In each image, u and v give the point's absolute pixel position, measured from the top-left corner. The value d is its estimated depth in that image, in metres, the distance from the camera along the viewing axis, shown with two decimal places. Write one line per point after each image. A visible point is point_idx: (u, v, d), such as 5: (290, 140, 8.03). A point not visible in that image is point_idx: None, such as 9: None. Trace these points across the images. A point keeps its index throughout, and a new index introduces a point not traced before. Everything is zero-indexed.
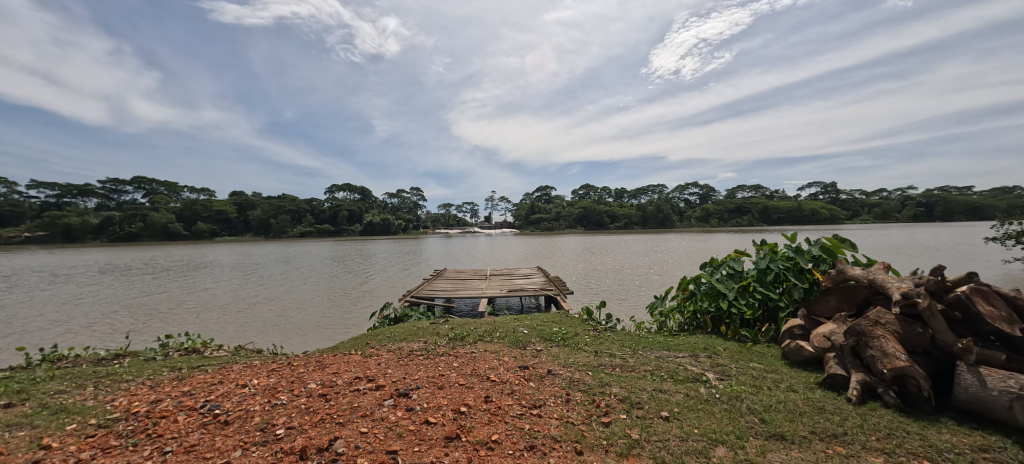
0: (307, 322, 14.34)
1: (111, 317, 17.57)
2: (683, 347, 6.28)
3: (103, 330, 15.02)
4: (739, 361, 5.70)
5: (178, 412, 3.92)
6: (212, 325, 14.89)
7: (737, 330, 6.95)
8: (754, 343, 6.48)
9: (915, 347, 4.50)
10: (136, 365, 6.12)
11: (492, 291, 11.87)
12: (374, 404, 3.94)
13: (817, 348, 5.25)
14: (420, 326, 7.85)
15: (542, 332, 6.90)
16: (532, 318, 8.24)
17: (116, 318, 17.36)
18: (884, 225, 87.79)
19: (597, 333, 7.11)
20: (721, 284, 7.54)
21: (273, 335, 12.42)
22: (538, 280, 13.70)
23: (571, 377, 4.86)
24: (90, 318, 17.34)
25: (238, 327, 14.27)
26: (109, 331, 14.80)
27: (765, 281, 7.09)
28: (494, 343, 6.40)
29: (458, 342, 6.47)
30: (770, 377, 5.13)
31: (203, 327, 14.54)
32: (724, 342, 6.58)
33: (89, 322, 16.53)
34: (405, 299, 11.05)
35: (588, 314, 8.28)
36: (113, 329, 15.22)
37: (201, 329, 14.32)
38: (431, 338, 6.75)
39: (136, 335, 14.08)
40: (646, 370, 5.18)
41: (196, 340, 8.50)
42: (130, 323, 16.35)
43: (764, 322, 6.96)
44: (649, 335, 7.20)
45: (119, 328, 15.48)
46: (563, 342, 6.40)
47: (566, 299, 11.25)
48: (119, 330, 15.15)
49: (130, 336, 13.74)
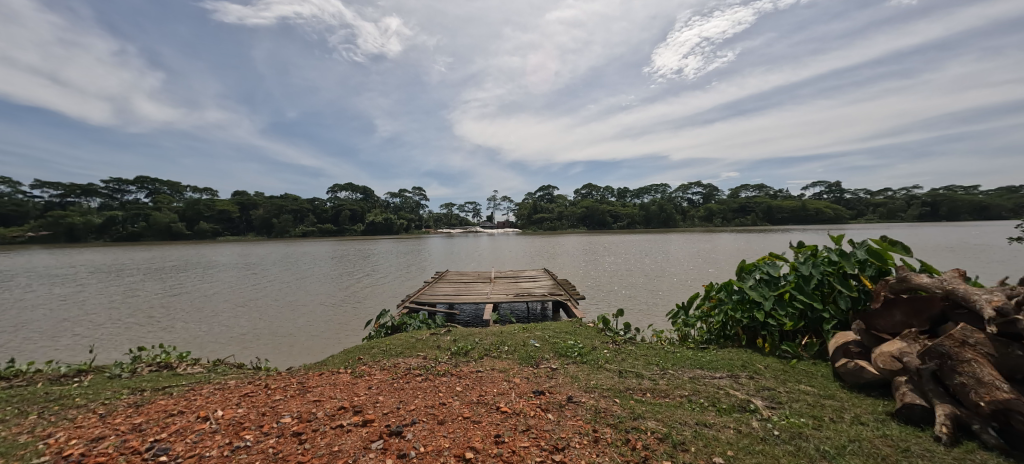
0: (298, 331, 13.35)
1: (95, 320, 16.78)
2: (719, 364, 5.51)
3: (80, 336, 14.13)
4: (788, 383, 4.93)
5: (118, 457, 3.17)
6: (195, 331, 13.92)
7: (776, 345, 6.14)
8: (797, 360, 5.70)
9: (1013, 372, 3.72)
10: (96, 385, 5.40)
11: (497, 295, 11.15)
12: (358, 448, 3.18)
13: (883, 370, 4.48)
14: (419, 337, 7.07)
15: (556, 346, 6.13)
16: (544, 328, 7.46)
17: (99, 321, 16.52)
18: (890, 225, 86.28)
19: (618, 347, 6.32)
20: (755, 291, 6.76)
21: (260, 347, 11.45)
22: (545, 283, 12.93)
23: (597, 407, 4.07)
24: (71, 321, 16.49)
25: (222, 335, 13.32)
26: (85, 337, 13.88)
27: (806, 288, 6.31)
28: (502, 359, 5.66)
29: (462, 358, 5.73)
30: (829, 404, 4.36)
31: (188, 334, 13.61)
32: (763, 358, 5.80)
33: (68, 326, 15.67)
34: (404, 305, 10.33)
35: (605, 323, 7.45)
36: (91, 334, 14.35)
37: (187, 336, 13.41)
38: (431, 353, 6.02)
39: (118, 340, 13.28)
40: (682, 397, 4.42)
41: (176, 352, 7.74)
42: (112, 326, 15.50)
43: (805, 335, 6.19)
44: (677, 349, 6.40)
45: (97, 332, 14.60)
46: (581, 358, 5.63)
47: (578, 305, 10.50)
48: (99, 334, 14.30)
49: (109, 343, 12.87)
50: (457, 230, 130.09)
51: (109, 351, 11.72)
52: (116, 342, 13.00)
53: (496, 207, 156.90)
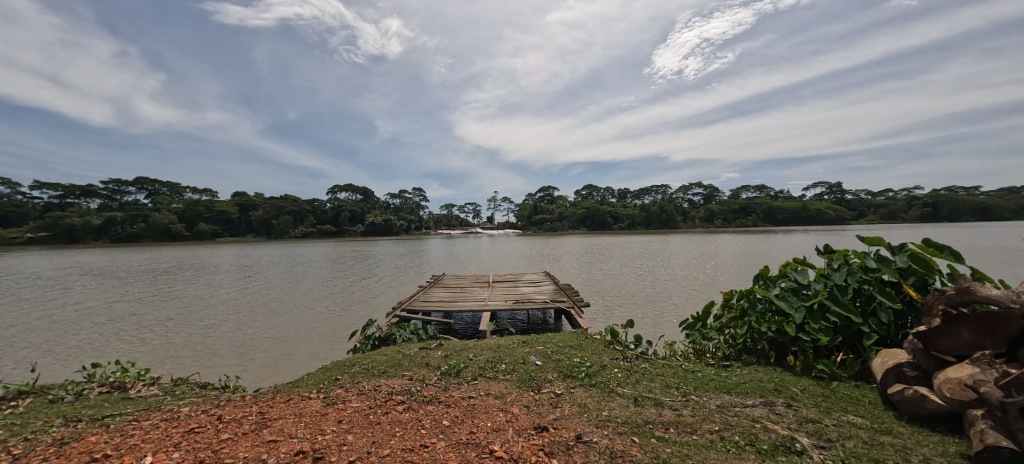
0: (275, 344, 12.01)
1: (66, 328, 15.59)
2: (748, 388, 4.79)
3: (43, 346, 12.93)
4: (833, 413, 4.21)
5: None
6: (165, 344, 12.62)
7: (811, 363, 5.40)
8: (837, 382, 4.96)
9: None
10: (30, 412, 4.65)
11: (496, 302, 10.36)
12: None
13: (951, 399, 3.76)
14: (407, 353, 6.32)
15: (560, 364, 5.41)
16: (545, 341, 6.70)
17: (71, 329, 15.33)
18: (891, 226, 85.37)
19: (629, 365, 5.59)
20: (784, 301, 6.00)
21: (229, 364, 10.12)
22: (546, 289, 12.20)
23: (612, 450, 3.34)
24: (40, 330, 15.27)
25: (193, 348, 12.02)
26: (48, 348, 12.67)
27: (842, 299, 5.59)
28: (499, 381, 4.95)
29: (454, 379, 5.04)
30: (889, 442, 3.64)
31: (157, 347, 12.34)
32: (797, 380, 5.09)
33: (35, 336, 14.45)
34: (393, 315, 9.52)
35: (613, 336, 6.71)
36: (54, 345, 13.13)
37: (155, 349, 12.13)
38: (419, 372, 5.33)
39: (81, 352, 12.09)
40: (712, 433, 3.70)
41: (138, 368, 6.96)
42: (81, 335, 14.28)
43: (841, 352, 5.48)
44: (696, 368, 5.69)
45: (62, 342, 13.40)
46: (589, 381, 4.91)
47: (582, 313, 9.75)
48: (64, 344, 13.12)
49: (70, 356, 11.67)
50: (457, 231, 129.37)
51: (67, 366, 10.55)
52: (77, 355, 11.79)
53: (496, 208, 156.44)
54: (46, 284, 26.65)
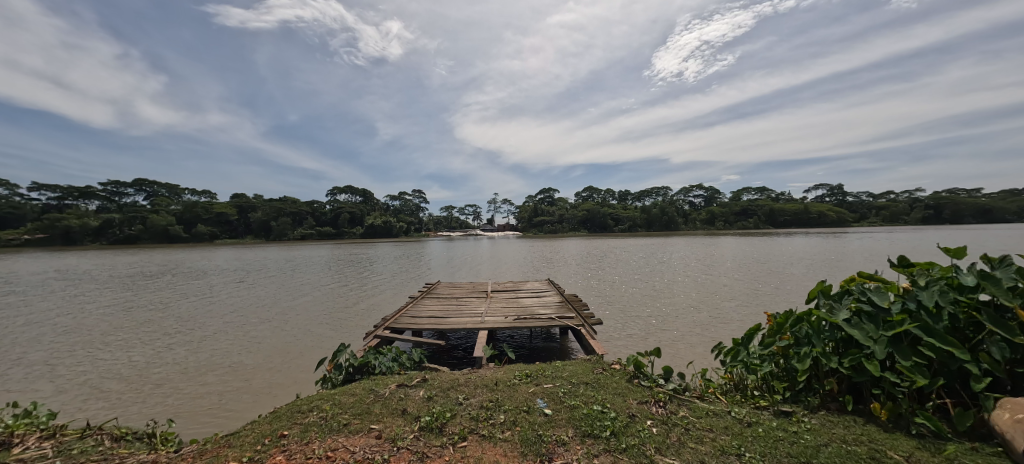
0: (240, 361, 9.99)
1: (15, 341, 13.77)
2: (833, 456, 3.51)
3: None
4: None
5: None
6: (113, 359, 10.67)
7: (905, 413, 4.15)
8: (947, 444, 3.73)
9: None
10: None
11: (494, 319, 9.03)
12: None
13: None
14: (380, 392, 4.96)
15: (578, 417, 4.09)
16: (553, 375, 5.42)
17: (20, 341, 13.62)
18: (892, 228, 84.74)
19: (664, 414, 4.31)
20: (856, 327, 4.74)
21: (180, 384, 8.52)
22: (550, 300, 10.96)
23: None
24: None
25: (150, 359, 10.54)
26: None
27: (938, 329, 4.31)
28: (497, 446, 3.66)
29: (434, 442, 3.74)
30: None
31: (103, 362, 10.48)
32: (893, 440, 3.85)
33: None
34: (375, 335, 8.28)
35: (639, 368, 5.44)
36: None
37: (99, 364, 10.26)
38: (392, 427, 4.06)
39: (12, 369, 10.28)
40: None
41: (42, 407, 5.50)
42: (23, 349, 12.43)
43: (943, 400, 4.22)
44: (752, 418, 4.40)
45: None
46: (618, 443, 3.65)
47: (594, 333, 8.44)
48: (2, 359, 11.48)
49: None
50: (457, 233, 128.32)
51: None
52: (4, 373, 10.04)
53: (496, 210, 155.31)
54: (25, 290, 25.31)
